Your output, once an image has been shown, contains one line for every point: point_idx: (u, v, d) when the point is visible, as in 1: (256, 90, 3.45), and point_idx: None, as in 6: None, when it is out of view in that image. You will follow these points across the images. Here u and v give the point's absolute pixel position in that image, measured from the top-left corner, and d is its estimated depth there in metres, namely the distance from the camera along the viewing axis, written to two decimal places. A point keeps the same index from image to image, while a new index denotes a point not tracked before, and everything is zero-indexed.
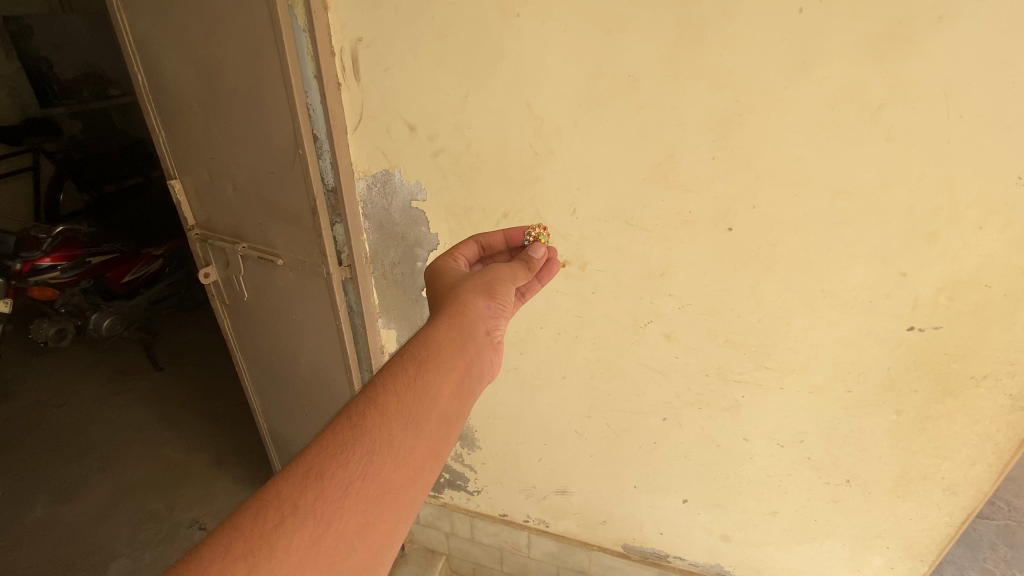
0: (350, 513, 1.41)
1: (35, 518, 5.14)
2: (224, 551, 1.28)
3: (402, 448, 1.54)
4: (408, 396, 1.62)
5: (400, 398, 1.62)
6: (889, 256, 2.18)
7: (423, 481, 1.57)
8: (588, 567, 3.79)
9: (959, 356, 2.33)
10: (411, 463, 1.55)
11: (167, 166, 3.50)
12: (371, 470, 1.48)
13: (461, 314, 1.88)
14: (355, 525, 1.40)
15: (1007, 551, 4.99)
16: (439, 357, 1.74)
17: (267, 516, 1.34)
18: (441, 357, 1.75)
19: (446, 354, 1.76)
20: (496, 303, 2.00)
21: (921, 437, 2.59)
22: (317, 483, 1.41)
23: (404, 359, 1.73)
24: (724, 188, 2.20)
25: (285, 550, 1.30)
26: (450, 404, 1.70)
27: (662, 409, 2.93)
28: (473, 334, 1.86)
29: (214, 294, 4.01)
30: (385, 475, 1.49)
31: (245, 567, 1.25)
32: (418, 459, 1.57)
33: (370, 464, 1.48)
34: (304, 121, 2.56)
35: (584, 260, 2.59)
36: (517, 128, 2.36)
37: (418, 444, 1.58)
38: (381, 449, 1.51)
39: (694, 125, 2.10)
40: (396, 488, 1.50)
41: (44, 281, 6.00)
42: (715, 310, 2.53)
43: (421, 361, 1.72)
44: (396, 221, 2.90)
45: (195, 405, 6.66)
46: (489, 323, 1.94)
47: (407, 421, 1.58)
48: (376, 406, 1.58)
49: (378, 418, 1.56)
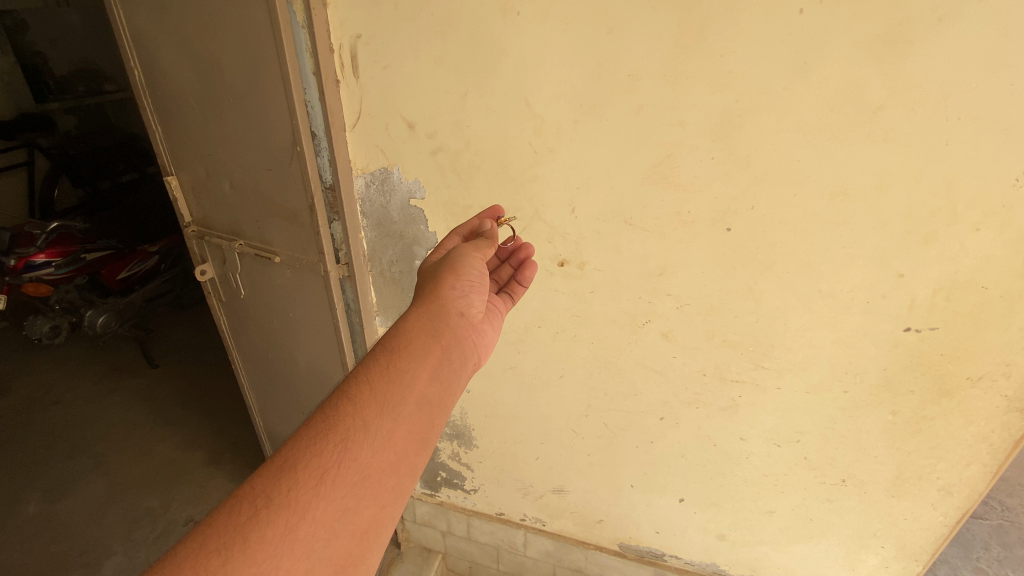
0: (328, 500, 1.40)
1: (29, 516, 5.11)
2: (198, 548, 1.27)
3: (378, 432, 1.54)
4: (382, 383, 1.64)
5: (374, 386, 1.63)
6: (887, 257, 2.19)
7: (406, 464, 1.56)
8: (584, 566, 3.79)
9: (955, 357, 2.34)
10: (391, 447, 1.55)
11: (163, 162, 3.49)
12: (347, 456, 1.48)
13: (432, 303, 1.92)
14: (334, 511, 1.39)
15: (999, 551, 5.03)
16: (412, 344, 1.77)
17: (241, 510, 1.34)
18: (413, 344, 1.77)
19: (419, 341, 1.79)
20: (467, 287, 2.03)
21: (917, 437, 2.61)
22: (291, 474, 1.41)
23: (376, 352, 1.75)
24: (723, 189, 2.20)
25: (260, 541, 1.30)
26: (428, 387, 1.70)
27: (659, 409, 2.94)
28: (446, 320, 1.90)
29: (210, 291, 3.99)
30: (362, 460, 1.49)
31: (219, 561, 1.25)
32: (399, 443, 1.57)
33: (346, 450, 1.48)
34: (302, 118, 2.54)
35: (583, 258, 2.59)
36: (517, 127, 2.35)
37: (396, 428, 1.58)
38: (356, 435, 1.52)
39: (693, 125, 2.10)
40: (377, 473, 1.50)
41: (39, 277, 5.97)
42: (713, 310, 2.53)
43: (393, 350, 1.74)
44: (394, 219, 2.89)
45: (191, 402, 6.63)
46: (461, 306, 1.98)
47: (382, 407, 1.59)
48: (348, 396, 1.60)
49: (351, 407, 1.57)
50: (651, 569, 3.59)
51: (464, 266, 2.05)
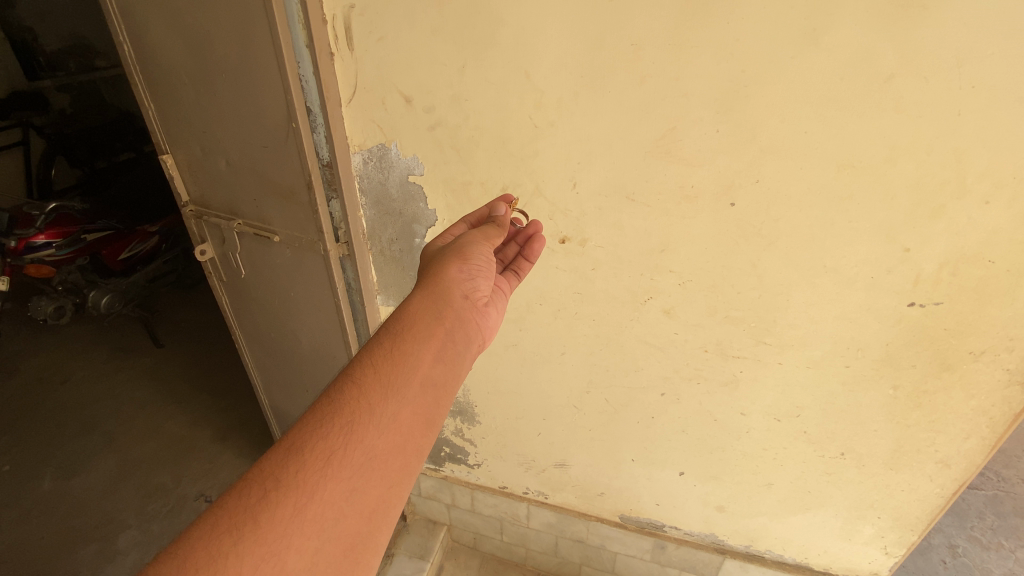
0: (336, 481, 1.42)
1: (43, 492, 5.24)
2: (209, 528, 1.30)
3: (384, 414, 1.55)
4: (386, 365, 1.65)
5: (379, 369, 1.64)
6: (892, 231, 2.16)
7: (413, 445, 1.57)
8: (586, 537, 3.88)
9: (959, 331, 2.33)
10: (397, 429, 1.55)
11: (158, 141, 3.43)
12: (354, 438, 1.49)
13: (436, 285, 1.90)
14: (341, 493, 1.41)
15: (993, 520, 5.13)
16: (416, 326, 1.77)
17: (250, 492, 1.36)
18: (418, 327, 1.77)
19: (423, 323, 1.79)
20: (473, 269, 2.00)
21: (917, 411, 2.62)
22: (298, 456, 1.43)
23: (381, 335, 1.75)
24: (727, 163, 2.16)
25: (270, 521, 1.32)
26: (433, 368, 1.71)
27: (660, 384, 2.95)
28: (450, 301, 1.88)
29: (211, 271, 3.99)
30: (369, 442, 1.50)
31: (230, 540, 1.27)
32: (404, 424, 1.57)
33: (352, 432, 1.50)
34: (297, 93, 2.49)
35: (584, 235, 2.56)
36: (517, 100, 2.29)
37: (401, 409, 1.59)
38: (362, 418, 1.53)
39: (698, 98, 2.04)
40: (383, 454, 1.51)
41: (40, 259, 5.98)
42: (715, 286, 2.51)
43: (397, 332, 1.74)
44: (393, 197, 2.86)
45: (197, 381, 6.71)
46: (466, 288, 1.97)
47: (388, 389, 1.60)
48: (353, 378, 1.61)
49: (356, 389, 1.58)
50: (652, 540, 3.66)
51: (470, 245, 2.02)
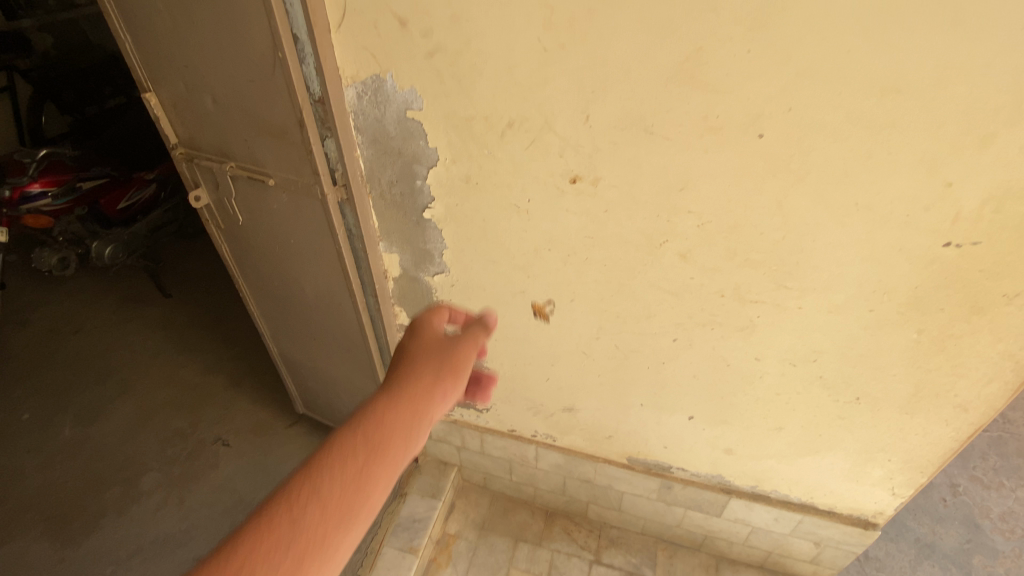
0: (366, 463, 1.73)
1: (66, 438, 5.41)
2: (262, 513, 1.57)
3: (398, 417, 1.86)
4: (395, 409, 1.88)
5: (392, 396, 1.90)
6: (936, 164, 1.96)
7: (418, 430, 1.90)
8: (593, 477, 3.95)
9: (995, 273, 2.19)
10: (409, 420, 1.87)
11: (139, 78, 3.21)
12: (378, 440, 1.79)
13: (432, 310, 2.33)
14: (372, 475, 1.73)
15: (996, 460, 5.22)
16: (419, 370, 2.02)
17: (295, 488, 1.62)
18: (427, 402, 1.95)
19: (425, 368, 2.03)
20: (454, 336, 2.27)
21: (940, 355, 2.53)
22: (333, 465, 1.69)
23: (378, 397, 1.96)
24: (757, 89, 1.94)
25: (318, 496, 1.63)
26: (434, 381, 2.01)
27: (673, 330, 2.87)
28: (442, 357, 2.11)
29: (208, 218, 3.86)
30: (389, 438, 1.81)
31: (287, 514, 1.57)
32: (414, 417, 1.89)
33: (376, 447, 1.78)
34: (280, 17, 2.25)
35: (596, 174, 2.39)
36: (522, 20, 2.05)
37: (412, 413, 1.89)
38: (381, 429, 1.81)
39: (728, 11, 1.80)
40: (399, 440, 1.83)
41: (37, 209, 5.84)
42: (736, 228, 2.36)
43: (402, 372, 2.00)
44: (392, 134, 2.66)
45: (207, 330, 6.76)
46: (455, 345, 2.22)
47: (399, 400, 1.89)
48: (369, 417, 1.84)
49: (374, 419, 1.83)
50: (658, 480, 3.69)
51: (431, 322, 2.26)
